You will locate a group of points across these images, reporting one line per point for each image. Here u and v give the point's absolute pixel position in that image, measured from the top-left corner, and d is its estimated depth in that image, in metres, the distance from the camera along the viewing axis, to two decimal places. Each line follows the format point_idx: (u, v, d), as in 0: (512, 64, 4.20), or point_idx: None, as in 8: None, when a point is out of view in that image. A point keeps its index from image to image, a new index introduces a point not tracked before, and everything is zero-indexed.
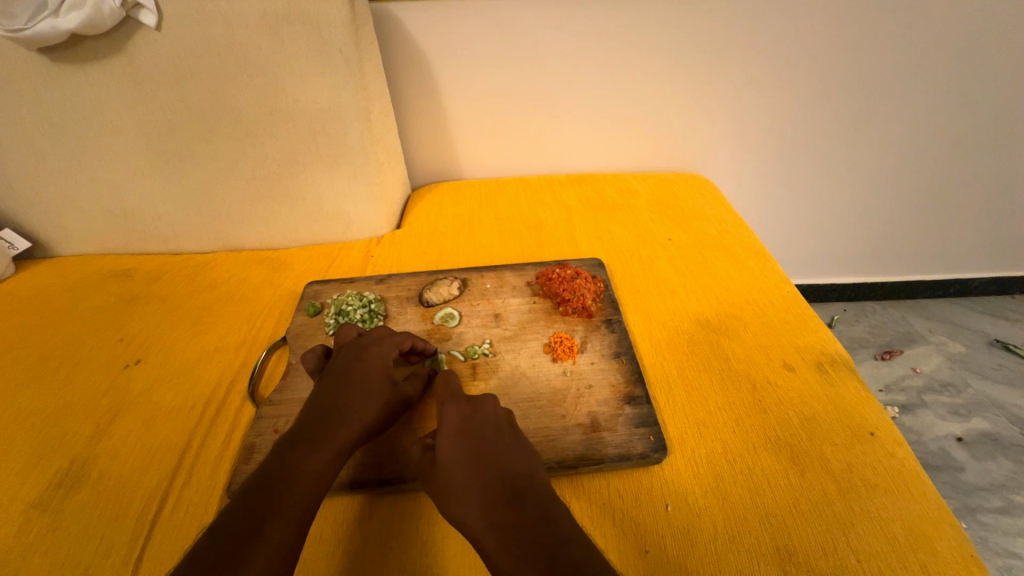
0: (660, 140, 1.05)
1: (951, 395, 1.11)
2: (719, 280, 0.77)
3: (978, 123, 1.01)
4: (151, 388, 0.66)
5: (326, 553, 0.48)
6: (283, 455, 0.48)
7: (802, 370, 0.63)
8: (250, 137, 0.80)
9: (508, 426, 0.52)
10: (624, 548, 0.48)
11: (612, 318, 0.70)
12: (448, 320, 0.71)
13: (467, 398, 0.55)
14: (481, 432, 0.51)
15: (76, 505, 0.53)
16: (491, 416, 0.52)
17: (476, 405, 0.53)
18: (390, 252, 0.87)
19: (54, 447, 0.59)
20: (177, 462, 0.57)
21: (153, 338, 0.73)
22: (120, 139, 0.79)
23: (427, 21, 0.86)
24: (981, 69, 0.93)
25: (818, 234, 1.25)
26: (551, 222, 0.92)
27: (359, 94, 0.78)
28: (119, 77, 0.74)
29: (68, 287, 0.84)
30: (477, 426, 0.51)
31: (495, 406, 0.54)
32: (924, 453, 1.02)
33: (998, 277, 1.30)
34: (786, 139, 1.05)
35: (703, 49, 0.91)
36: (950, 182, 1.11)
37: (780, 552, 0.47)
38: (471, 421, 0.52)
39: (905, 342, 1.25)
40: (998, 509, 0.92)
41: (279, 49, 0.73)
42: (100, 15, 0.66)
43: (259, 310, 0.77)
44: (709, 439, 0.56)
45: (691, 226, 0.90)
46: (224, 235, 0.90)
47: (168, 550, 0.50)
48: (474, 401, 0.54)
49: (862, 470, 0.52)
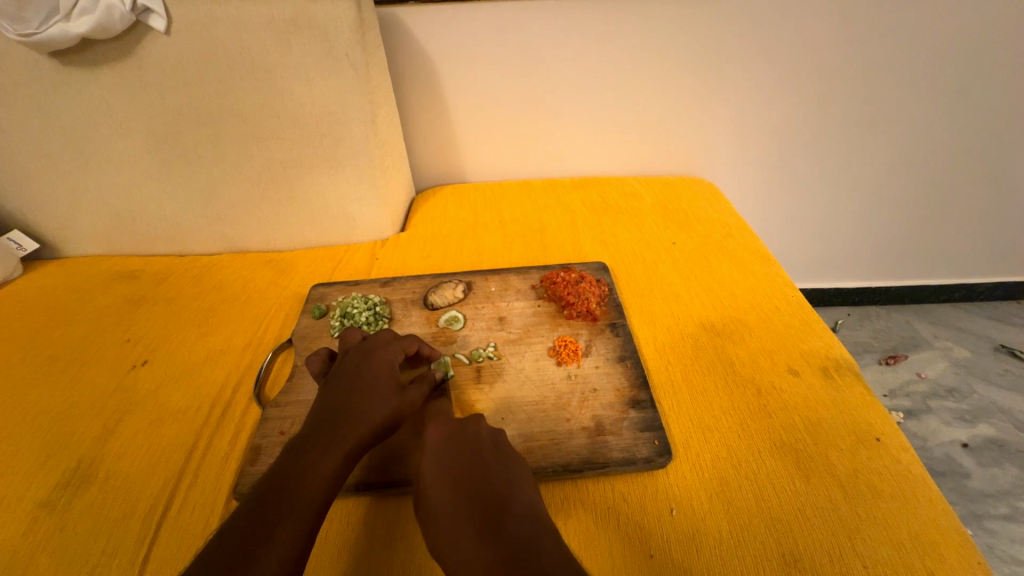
0: (663, 145, 1.05)
1: (956, 400, 1.11)
2: (724, 284, 0.77)
3: (983, 126, 1.01)
4: (158, 389, 0.66)
5: (332, 554, 0.49)
6: (294, 457, 0.48)
7: (807, 375, 0.63)
8: (257, 140, 0.80)
9: (491, 448, 0.50)
10: (628, 552, 0.48)
11: (616, 322, 0.70)
12: (452, 323, 0.71)
13: (454, 417, 0.54)
14: (469, 451, 0.50)
15: (83, 504, 0.54)
16: (474, 434, 0.51)
17: (461, 424, 0.53)
18: (393, 255, 0.87)
19: (62, 447, 0.59)
20: (183, 463, 0.57)
21: (160, 339, 0.74)
22: (127, 141, 0.80)
23: (432, 26, 0.86)
24: (986, 72, 0.93)
25: (822, 237, 1.24)
26: (554, 225, 0.93)
27: (366, 98, 0.79)
28: (128, 81, 0.75)
29: (76, 288, 0.84)
30: (467, 443, 0.51)
31: (480, 423, 0.53)
32: (928, 458, 1.01)
33: (1004, 282, 1.30)
34: (791, 142, 1.05)
35: (707, 54, 0.92)
36: (956, 187, 1.11)
37: (786, 558, 0.46)
38: (456, 442, 0.51)
39: (910, 347, 1.24)
40: (1005, 516, 0.91)
41: (285, 53, 0.74)
42: (111, 19, 0.67)
43: (264, 312, 0.78)
44: (714, 443, 0.56)
45: (696, 230, 0.90)
46: (229, 237, 0.90)
47: (174, 550, 0.50)
48: (459, 421, 0.53)
49: (869, 476, 0.52)
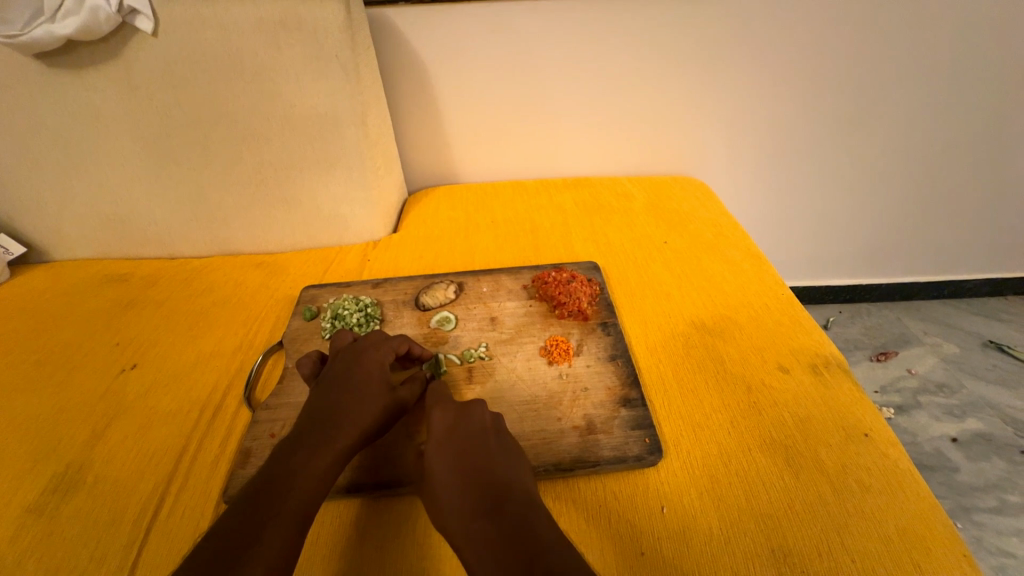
0: (656, 145, 1.06)
1: (945, 395, 1.12)
2: (715, 283, 0.78)
3: (971, 124, 1.02)
4: (148, 393, 0.66)
5: (324, 556, 0.49)
6: (283, 457, 0.48)
7: (797, 372, 0.63)
8: (247, 142, 0.80)
9: (495, 434, 0.51)
10: (620, 550, 0.48)
11: (607, 322, 0.71)
12: (444, 323, 0.71)
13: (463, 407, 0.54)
14: (470, 447, 0.50)
15: (72, 509, 0.53)
16: (479, 423, 0.52)
17: (465, 410, 0.53)
18: (385, 256, 0.87)
19: (50, 453, 0.59)
20: (174, 466, 0.57)
21: (150, 342, 0.73)
22: (115, 143, 0.79)
23: (424, 27, 0.86)
24: (975, 70, 0.94)
25: (814, 236, 1.25)
26: (547, 225, 0.93)
27: (357, 99, 0.78)
28: (115, 82, 0.74)
29: (64, 292, 0.84)
30: (471, 436, 0.50)
31: (484, 410, 0.54)
32: (919, 453, 1.02)
33: (993, 278, 1.31)
34: (783, 141, 1.05)
35: (698, 55, 0.92)
36: (945, 184, 1.12)
37: (775, 553, 0.47)
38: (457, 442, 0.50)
39: (901, 343, 1.26)
40: (993, 509, 0.92)
41: (275, 54, 0.73)
42: (96, 21, 0.66)
43: (255, 315, 0.77)
44: (705, 441, 0.56)
45: (687, 229, 0.90)
46: (220, 239, 0.90)
47: (164, 554, 0.50)
48: (463, 406, 0.53)
49: (858, 471, 0.53)
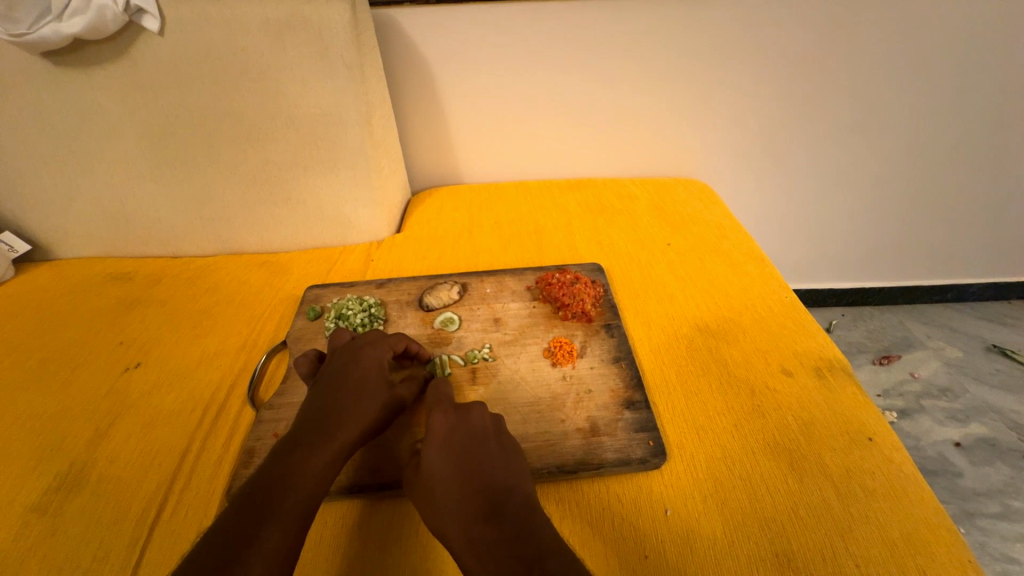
0: (660, 146, 1.06)
1: (949, 399, 1.11)
2: (719, 286, 0.78)
3: (976, 129, 1.02)
4: (152, 391, 0.66)
5: (326, 556, 0.49)
6: (283, 457, 0.48)
7: (801, 376, 0.63)
8: (252, 141, 0.80)
9: (497, 436, 0.52)
10: (624, 552, 0.48)
11: (611, 323, 0.70)
12: (448, 324, 0.71)
13: (454, 405, 0.53)
14: (473, 446, 0.50)
15: (76, 506, 0.54)
16: (480, 425, 0.52)
17: (464, 414, 0.52)
18: (389, 256, 0.87)
19: (54, 451, 0.59)
20: (177, 465, 0.57)
21: (154, 341, 0.73)
22: (121, 141, 0.79)
23: (428, 27, 0.86)
24: (981, 73, 0.94)
25: (818, 238, 1.25)
26: (550, 226, 0.93)
27: (361, 98, 0.78)
28: (121, 81, 0.74)
29: (69, 290, 0.84)
30: (473, 438, 0.51)
31: (483, 412, 0.53)
32: (922, 458, 1.02)
33: (996, 282, 1.31)
34: (787, 143, 1.05)
35: (701, 57, 0.92)
36: (950, 187, 1.12)
37: (780, 558, 0.47)
38: (457, 443, 0.50)
39: (903, 347, 1.25)
40: (997, 514, 0.92)
41: (279, 53, 0.74)
42: (103, 20, 0.67)
43: (259, 313, 0.77)
44: (709, 444, 0.56)
45: (691, 231, 0.90)
46: (224, 238, 0.90)
47: (167, 553, 0.50)
48: (462, 408, 0.53)
49: (862, 475, 0.52)
